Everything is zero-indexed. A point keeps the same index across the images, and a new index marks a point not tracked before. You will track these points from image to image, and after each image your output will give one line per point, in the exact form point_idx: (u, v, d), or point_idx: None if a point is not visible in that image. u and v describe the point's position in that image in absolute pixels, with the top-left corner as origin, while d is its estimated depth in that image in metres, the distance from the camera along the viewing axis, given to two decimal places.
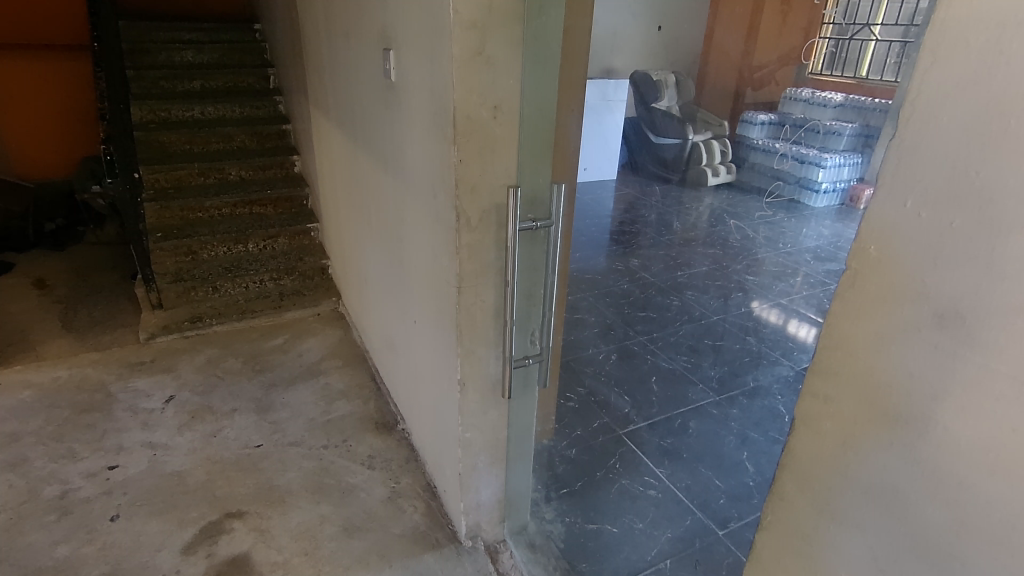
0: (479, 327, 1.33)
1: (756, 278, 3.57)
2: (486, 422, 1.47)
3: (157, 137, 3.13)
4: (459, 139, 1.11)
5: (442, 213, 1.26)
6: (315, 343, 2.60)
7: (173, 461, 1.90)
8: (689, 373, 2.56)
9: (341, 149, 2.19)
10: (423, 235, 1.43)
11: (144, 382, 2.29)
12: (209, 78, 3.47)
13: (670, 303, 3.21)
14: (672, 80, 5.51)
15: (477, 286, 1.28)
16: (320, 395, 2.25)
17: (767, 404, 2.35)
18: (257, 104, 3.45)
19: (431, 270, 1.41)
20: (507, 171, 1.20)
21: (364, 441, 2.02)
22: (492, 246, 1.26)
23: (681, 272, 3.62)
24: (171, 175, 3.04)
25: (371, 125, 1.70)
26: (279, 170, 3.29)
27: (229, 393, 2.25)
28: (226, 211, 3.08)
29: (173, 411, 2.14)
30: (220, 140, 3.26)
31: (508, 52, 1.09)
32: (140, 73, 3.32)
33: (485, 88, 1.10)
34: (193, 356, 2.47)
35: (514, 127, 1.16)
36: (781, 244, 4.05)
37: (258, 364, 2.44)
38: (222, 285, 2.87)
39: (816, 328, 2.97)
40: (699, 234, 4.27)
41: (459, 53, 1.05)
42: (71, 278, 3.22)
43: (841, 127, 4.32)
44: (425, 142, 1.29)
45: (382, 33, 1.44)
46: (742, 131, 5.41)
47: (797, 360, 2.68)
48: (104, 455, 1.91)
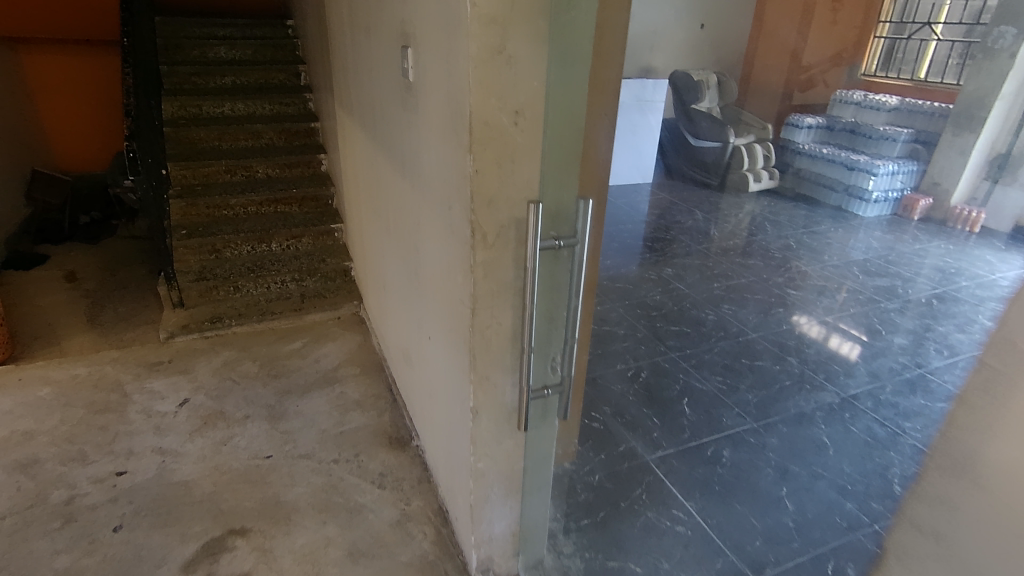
0: (494, 352, 1.22)
1: (799, 292, 3.39)
2: (500, 451, 1.35)
3: (186, 132, 3.11)
4: (475, 147, 1.00)
5: (457, 227, 1.15)
6: (333, 349, 2.53)
7: (181, 469, 1.85)
8: (724, 396, 2.41)
9: (362, 149, 2.11)
10: (438, 248, 1.32)
11: (160, 383, 2.26)
12: (242, 74, 3.45)
13: (705, 317, 3.04)
14: (716, 81, 5.22)
15: (493, 307, 1.17)
16: (334, 405, 2.17)
17: (810, 434, 2.20)
18: (286, 101, 3.40)
19: (445, 285, 1.31)
20: (528, 184, 1.07)
21: (376, 457, 1.93)
22: (511, 264, 1.14)
23: (718, 284, 3.44)
24: (199, 172, 3.02)
25: (390, 127, 1.60)
26: (306, 169, 3.24)
27: (243, 398, 2.19)
28: (253, 209, 3.04)
29: (186, 416, 2.09)
30: (249, 137, 3.24)
31: (534, 51, 0.96)
32: (173, 69, 3.29)
33: (506, 91, 0.97)
34: (211, 358, 2.43)
35: (538, 135, 1.04)
36: (825, 256, 3.90)
37: (275, 369, 2.37)
38: (244, 284, 2.82)
39: (859, 345, 2.86)
40: (737, 243, 4.07)
41: (476, 52, 0.93)
42: (100, 273, 3.23)
43: (895, 133, 4.55)
44: (442, 150, 1.18)
45: (401, 28, 1.34)
46: (786, 135, 5.16)
47: (843, 386, 2.51)
48: (113, 459, 1.88)
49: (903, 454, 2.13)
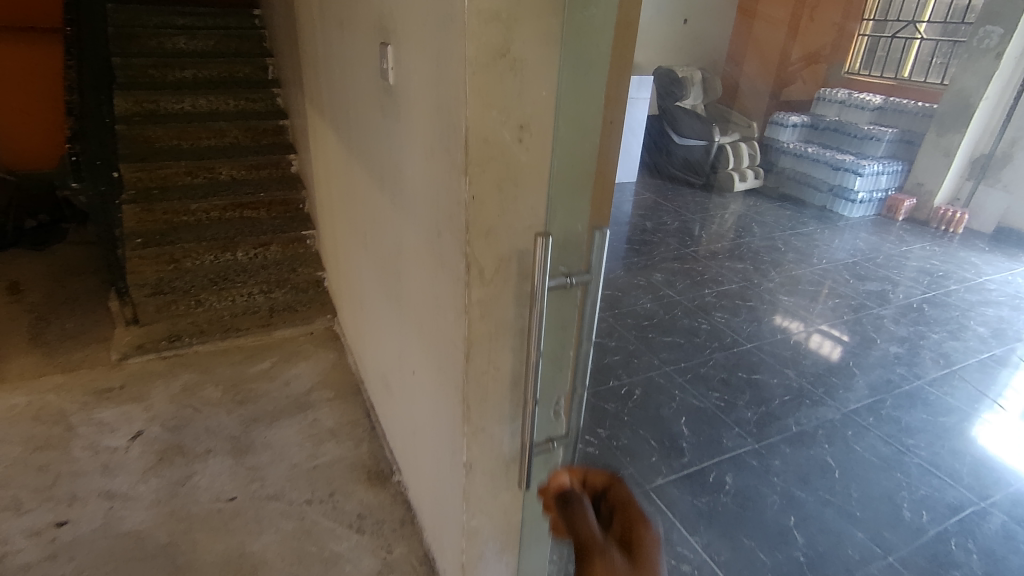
0: (490, 400, 1.05)
1: (790, 297, 3.29)
2: (495, 505, 1.19)
3: (142, 131, 2.83)
4: (471, 168, 0.84)
5: (448, 259, 0.98)
6: (305, 369, 2.33)
7: (132, 517, 1.64)
8: (722, 413, 2.27)
9: (335, 154, 1.90)
10: (424, 277, 1.15)
11: (110, 414, 2.03)
12: (203, 67, 3.17)
13: (698, 326, 2.92)
14: (699, 79, 5.10)
15: (490, 351, 1.00)
16: (307, 435, 1.98)
17: (814, 454, 2.08)
18: (253, 96, 3.14)
19: (433, 320, 1.13)
20: (533, 211, 0.92)
21: (353, 496, 1.75)
22: (511, 302, 0.98)
23: (708, 290, 3.33)
24: (156, 174, 2.76)
25: (367, 134, 1.42)
26: (274, 170, 3.00)
27: (204, 429, 1.99)
28: (215, 215, 2.79)
29: (139, 451, 1.88)
30: (212, 135, 2.99)
31: (543, 54, 0.80)
32: (127, 61, 3.00)
33: (509, 102, 0.82)
34: (169, 382, 2.21)
35: (545, 153, 0.88)
36: (813, 259, 3.82)
37: (240, 394, 2.17)
38: (206, 297, 2.59)
39: (839, 344, 2.85)
40: (724, 246, 3.96)
41: (475, 55, 0.77)
42: (47, 283, 2.96)
43: (880, 133, 4.48)
44: (429, 168, 1.00)
45: (379, 23, 1.15)
46: (771, 134, 5.08)
47: (843, 400, 2.39)
48: (53, 507, 1.66)
49: (910, 475, 2.01)
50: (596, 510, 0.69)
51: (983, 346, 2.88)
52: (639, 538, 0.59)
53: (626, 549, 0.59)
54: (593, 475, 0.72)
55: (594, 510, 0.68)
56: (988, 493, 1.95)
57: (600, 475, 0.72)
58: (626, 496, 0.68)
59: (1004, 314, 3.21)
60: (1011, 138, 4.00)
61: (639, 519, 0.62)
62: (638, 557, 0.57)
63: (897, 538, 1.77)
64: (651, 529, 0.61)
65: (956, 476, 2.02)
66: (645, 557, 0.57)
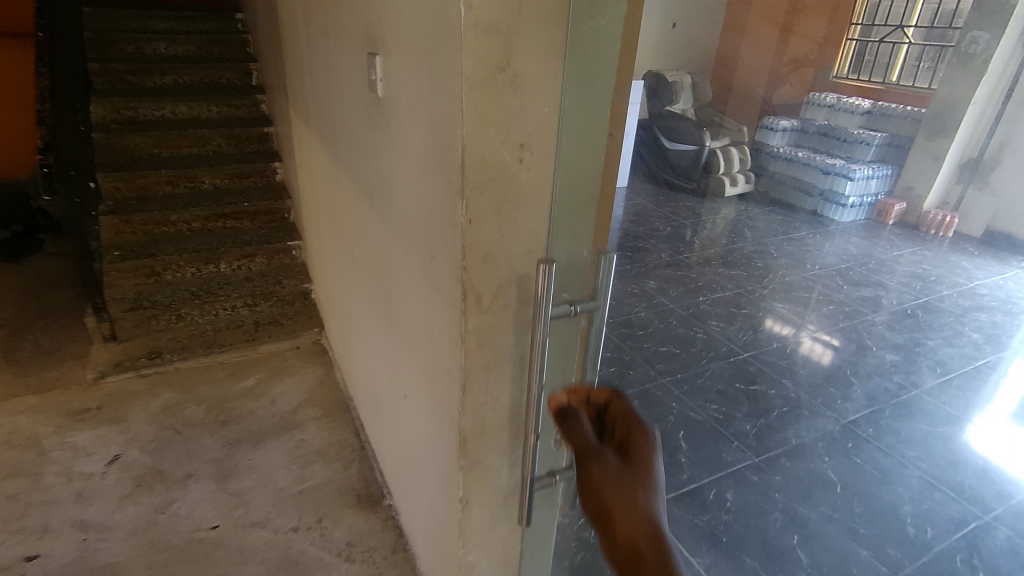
0: (488, 433, 0.99)
1: (785, 305, 3.26)
2: (493, 539, 1.12)
3: (121, 139, 2.74)
4: (469, 190, 0.78)
5: (442, 285, 0.92)
6: (291, 386, 2.25)
7: (107, 549, 1.56)
8: (721, 426, 2.23)
9: (321, 165, 1.83)
10: (417, 301, 1.08)
11: (85, 437, 1.94)
12: (184, 73, 3.08)
13: (694, 335, 2.88)
14: (692, 83, 3.27)
15: (487, 382, 0.94)
16: (293, 457, 1.91)
17: (815, 469, 2.04)
18: (236, 103, 3.05)
19: (426, 346, 1.07)
20: (534, 233, 0.85)
21: (342, 521, 1.68)
22: (511, 330, 0.92)
23: (702, 297, 3.29)
24: (135, 183, 2.66)
25: (354, 146, 1.35)
26: (258, 179, 2.91)
27: (185, 452, 1.91)
28: (197, 225, 2.70)
29: (116, 477, 1.79)
30: (194, 143, 2.90)
31: (545, 68, 0.74)
32: (104, 67, 2.90)
33: (509, 119, 0.75)
34: (148, 402, 2.12)
35: (547, 172, 0.82)
36: (806, 265, 3.80)
37: (223, 414, 2.08)
38: (188, 312, 2.50)
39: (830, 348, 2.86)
40: (717, 252, 3.93)
41: (473, 69, 0.71)
42: (21, 297, 2.85)
43: (869, 137, 4.48)
44: (421, 187, 0.94)
45: (366, 32, 1.09)
46: (761, 137, 4.96)
47: (842, 411, 2.36)
48: (23, 540, 1.57)
49: (913, 488, 1.97)
50: (596, 421, 0.79)
51: (978, 352, 2.87)
52: (635, 445, 0.71)
53: (623, 454, 0.71)
54: (594, 393, 0.81)
55: (597, 423, 0.79)
56: (991, 506, 1.91)
57: (601, 392, 0.81)
58: (625, 407, 0.77)
59: (997, 319, 3.20)
60: (1001, 141, 4.00)
61: (636, 426, 0.73)
62: (632, 459, 0.69)
63: (902, 554, 1.73)
64: (647, 437, 0.72)
65: (959, 489, 1.99)
66: (637, 457, 0.69)
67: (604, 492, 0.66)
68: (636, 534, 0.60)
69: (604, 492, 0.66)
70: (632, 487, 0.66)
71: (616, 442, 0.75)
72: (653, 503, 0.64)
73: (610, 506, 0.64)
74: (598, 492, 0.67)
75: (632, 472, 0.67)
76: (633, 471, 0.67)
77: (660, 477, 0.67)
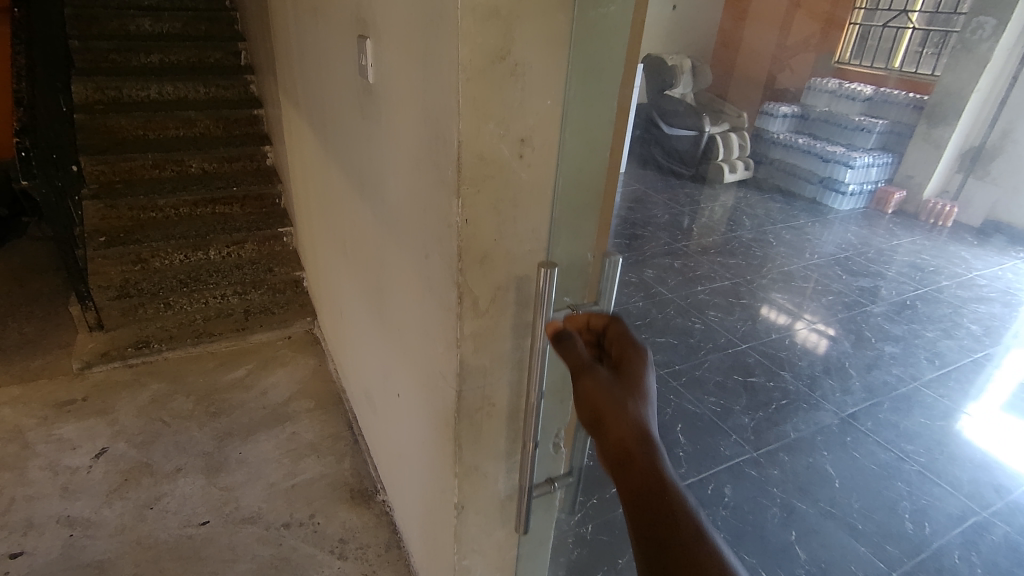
0: (485, 438, 0.95)
1: (784, 295, 3.23)
2: (490, 543, 1.09)
3: (105, 120, 2.65)
4: (465, 189, 0.73)
5: (437, 285, 0.88)
6: (283, 377, 2.21)
7: (93, 546, 1.52)
8: (720, 420, 2.20)
9: (312, 152, 1.77)
10: (411, 298, 1.04)
11: (71, 429, 1.90)
12: (170, 52, 2.98)
13: (692, 326, 2.84)
14: (690, 68, 2.69)
15: (484, 388, 0.90)
16: (285, 451, 1.87)
17: (814, 463, 2.02)
18: (225, 84, 2.96)
19: (421, 346, 1.03)
20: (534, 233, 0.81)
21: (335, 518, 1.65)
22: (509, 333, 0.87)
23: (700, 287, 3.25)
24: (120, 167, 2.58)
25: (345, 134, 1.29)
26: (248, 163, 2.83)
27: (173, 445, 1.86)
28: (185, 211, 2.63)
29: (103, 471, 1.75)
30: (180, 125, 2.81)
31: (548, 58, 0.69)
32: (86, 44, 2.79)
33: (509, 113, 0.70)
34: (136, 393, 2.08)
35: (548, 169, 0.77)
36: (805, 254, 3.76)
37: (213, 406, 2.04)
38: (176, 301, 2.44)
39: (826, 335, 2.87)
40: (715, 241, 3.89)
41: (471, 58, 0.65)
42: (6, 282, 2.79)
43: (870, 125, 4.40)
44: (415, 181, 0.89)
45: (357, 13, 1.03)
46: (761, 124, 4.85)
47: (841, 404, 2.34)
48: (6, 536, 1.54)
49: (911, 484, 1.96)
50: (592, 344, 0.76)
51: (977, 345, 2.85)
52: (628, 364, 0.68)
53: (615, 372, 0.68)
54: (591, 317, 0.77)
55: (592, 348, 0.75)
56: (989, 502, 1.90)
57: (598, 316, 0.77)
58: (620, 330, 0.74)
59: (996, 311, 3.18)
60: (1004, 127, 3.90)
61: (630, 347, 0.70)
62: (624, 375, 0.66)
63: (900, 551, 1.72)
64: (640, 356, 0.69)
65: (957, 484, 1.98)
66: (629, 373, 0.66)
67: (595, 401, 0.63)
68: (627, 439, 0.58)
69: (594, 403, 0.63)
70: (623, 399, 0.62)
71: (609, 359, 0.72)
72: (645, 411, 0.61)
73: (601, 416, 0.62)
74: (589, 400, 0.64)
75: (625, 382, 0.65)
76: (626, 382, 0.65)
77: (651, 393, 0.65)
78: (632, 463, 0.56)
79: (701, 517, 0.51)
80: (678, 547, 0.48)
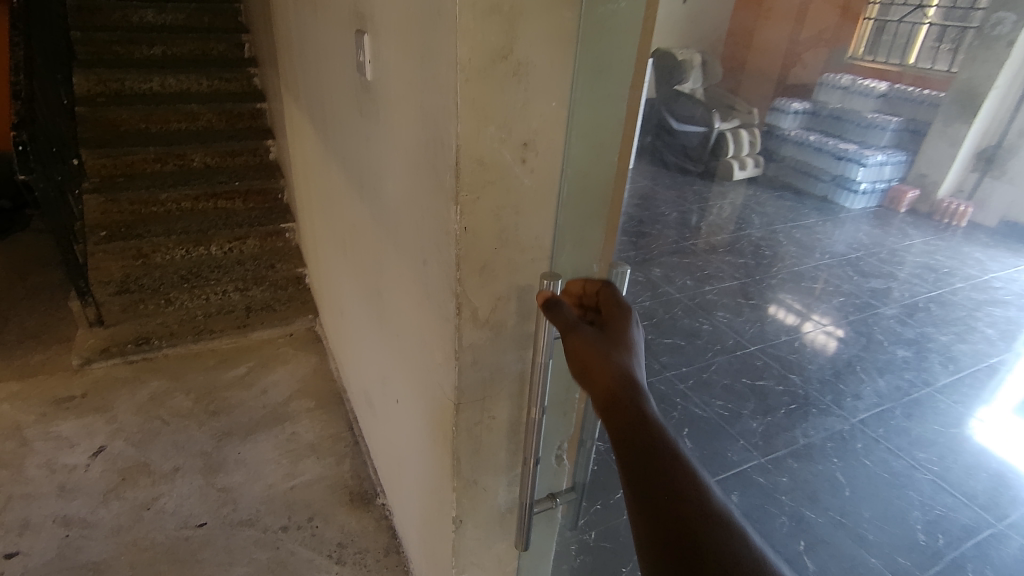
0: (485, 453, 0.92)
1: (794, 296, 3.17)
2: (490, 556, 1.06)
3: (106, 113, 2.62)
4: (464, 195, 0.69)
5: (435, 293, 0.84)
6: (284, 375, 2.19)
7: (88, 547, 1.51)
8: (727, 424, 2.16)
9: (312, 149, 1.73)
10: (408, 304, 1.00)
11: (70, 427, 1.88)
12: (173, 44, 2.94)
13: (699, 327, 2.79)
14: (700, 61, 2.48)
15: (484, 401, 0.86)
16: (284, 451, 1.84)
17: (823, 471, 1.98)
18: (228, 76, 2.92)
19: (419, 353, 1.00)
20: (537, 241, 0.77)
21: (334, 521, 1.62)
22: (510, 344, 0.83)
23: (708, 287, 3.20)
24: (122, 161, 2.56)
25: (343, 133, 1.26)
26: (251, 157, 2.80)
27: (172, 444, 1.84)
28: (187, 205, 2.60)
29: (101, 470, 1.74)
30: (183, 119, 2.78)
31: (553, 57, 0.65)
32: (88, 35, 2.76)
33: (511, 116, 0.66)
34: (135, 390, 2.06)
35: (553, 175, 0.73)
36: (815, 254, 3.70)
37: (213, 404, 2.02)
38: (177, 297, 2.42)
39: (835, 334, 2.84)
40: (724, 239, 3.82)
41: (471, 57, 0.61)
42: (9, 275, 2.78)
43: (885, 122, 4.20)
44: (413, 184, 0.85)
45: (354, 8, 0.99)
46: (772, 120, 4.62)
47: (852, 409, 2.29)
48: (2, 536, 1.52)
49: (924, 493, 1.92)
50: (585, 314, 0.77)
51: (992, 350, 2.79)
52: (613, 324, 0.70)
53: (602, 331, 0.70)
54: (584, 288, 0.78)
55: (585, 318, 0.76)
56: (1004, 513, 1.85)
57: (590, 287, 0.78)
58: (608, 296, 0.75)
59: (1011, 315, 3.12)
60: None
61: (615, 309, 0.72)
62: (609, 333, 0.69)
63: (913, 564, 1.67)
64: (624, 315, 0.71)
65: (971, 494, 1.93)
66: (614, 330, 0.69)
67: (582, 359, 0.66)
68: (613, 387, 0.61)
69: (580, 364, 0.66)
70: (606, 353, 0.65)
71: (596, 321, 0.74)
72: (629, 361, 0.64)
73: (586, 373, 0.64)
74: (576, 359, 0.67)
75: (610, 338, 0.67)
76: (610, 337, 0.67)
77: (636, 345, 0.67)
78: (616, 408, 0.59)
79: (683, 452, 0.54)
80: (662, 475, 0.51)
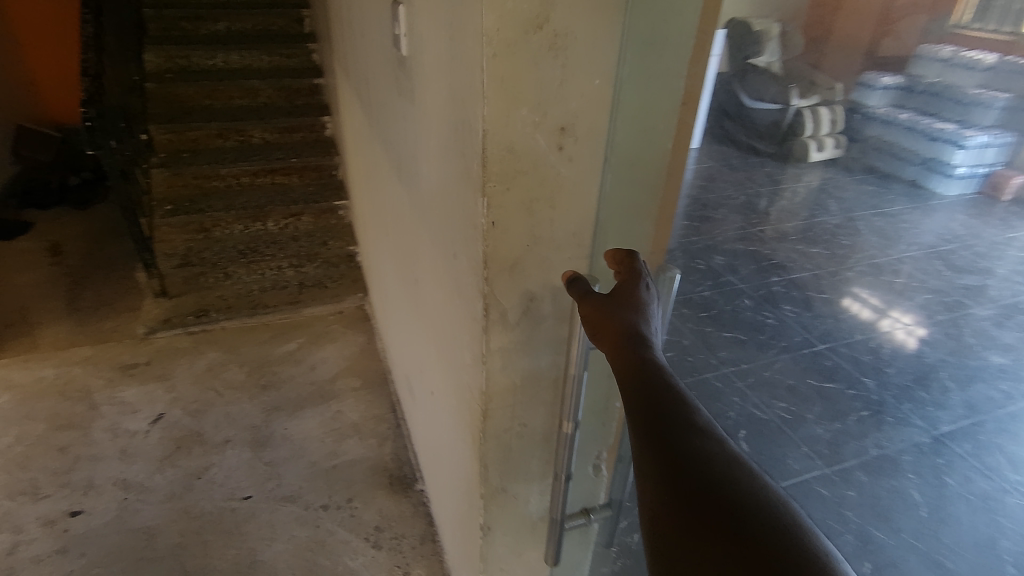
0: (515, 461, 0.86)
1: (872, 290, 2.91)
2: (521, 564, 1.01)
3: (173, 88, 2.71)
4: (491, 185, 0.61)
5: (464, 288, 0.77)
6: (332, 353, 2.21)
7: (144, 512, 1.57)
8: (789, 428, 2.02)
9: (359, 127, 1.69)
10: (441, 294, 0.95)
11: (133, 393, 1.98)
12: (238, 20, 2.99)
13: (763, 321, 2.61)
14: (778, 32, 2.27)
15: (513, 407, 0.80)
16: (328, 430, 1.86)
17: (897, 488, 1.81)
18: (288, 52, 2.94)
19: (450, 347, 0.95)
20: (575, 237, 0.68)
21: (372, 503, 1.62)
22: (544, 347, 0.76)
23: (775, 278, 2.98)
24: (187, 137, 2.64)
25: (384, 110, 1.21)
26: (308, 133, 2.82)
27: (224, 416, 1.90)
28: (246, 180, 2.65)
29: (159, 436, 1.81)
30: (244, 95, 2.84)
31: (596, 26, 0.56)
32: (159, 13, 2.83)
33: (547, 95, 0.58)
34: (193, 361, 2.14)
35: (593, 164, 0.64)
36: (899, 245, 3.39)
37: (264, 378, 2.07)
38: (234, 270, 2.53)
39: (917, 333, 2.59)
40: (796, 225, 3.55)
41: (499, 25, 0.53)
42: (88, 243, 2.96)
43: (991, 99, 3.50)
44: (444, 168, 0.78)
45: None
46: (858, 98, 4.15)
47: (933, 420, 2.08)
48: (69, 494, 1.62)
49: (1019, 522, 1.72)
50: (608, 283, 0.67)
51: None
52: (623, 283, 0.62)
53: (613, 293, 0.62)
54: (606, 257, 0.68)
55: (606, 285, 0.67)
56: None
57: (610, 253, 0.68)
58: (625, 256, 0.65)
59: None
60: None
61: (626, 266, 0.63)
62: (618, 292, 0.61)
63: None
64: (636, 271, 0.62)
65: None
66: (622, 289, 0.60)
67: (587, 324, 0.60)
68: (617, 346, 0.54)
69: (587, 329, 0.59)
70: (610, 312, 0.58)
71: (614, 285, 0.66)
72: (637, 317, 0.57)
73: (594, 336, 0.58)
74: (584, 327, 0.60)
75: (618, 295, 0.60)
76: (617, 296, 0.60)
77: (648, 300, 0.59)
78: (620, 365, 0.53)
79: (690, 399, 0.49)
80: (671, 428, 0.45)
